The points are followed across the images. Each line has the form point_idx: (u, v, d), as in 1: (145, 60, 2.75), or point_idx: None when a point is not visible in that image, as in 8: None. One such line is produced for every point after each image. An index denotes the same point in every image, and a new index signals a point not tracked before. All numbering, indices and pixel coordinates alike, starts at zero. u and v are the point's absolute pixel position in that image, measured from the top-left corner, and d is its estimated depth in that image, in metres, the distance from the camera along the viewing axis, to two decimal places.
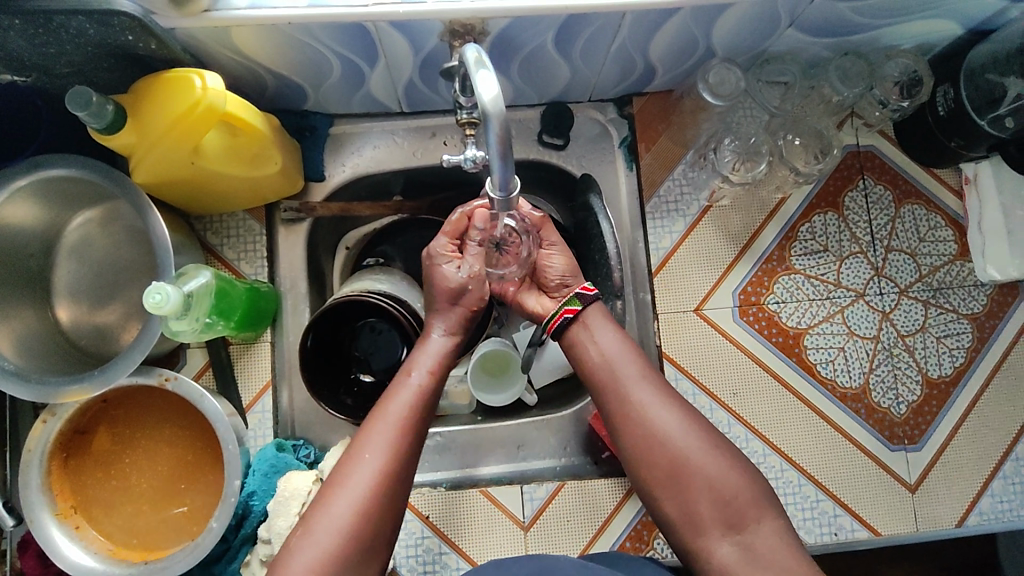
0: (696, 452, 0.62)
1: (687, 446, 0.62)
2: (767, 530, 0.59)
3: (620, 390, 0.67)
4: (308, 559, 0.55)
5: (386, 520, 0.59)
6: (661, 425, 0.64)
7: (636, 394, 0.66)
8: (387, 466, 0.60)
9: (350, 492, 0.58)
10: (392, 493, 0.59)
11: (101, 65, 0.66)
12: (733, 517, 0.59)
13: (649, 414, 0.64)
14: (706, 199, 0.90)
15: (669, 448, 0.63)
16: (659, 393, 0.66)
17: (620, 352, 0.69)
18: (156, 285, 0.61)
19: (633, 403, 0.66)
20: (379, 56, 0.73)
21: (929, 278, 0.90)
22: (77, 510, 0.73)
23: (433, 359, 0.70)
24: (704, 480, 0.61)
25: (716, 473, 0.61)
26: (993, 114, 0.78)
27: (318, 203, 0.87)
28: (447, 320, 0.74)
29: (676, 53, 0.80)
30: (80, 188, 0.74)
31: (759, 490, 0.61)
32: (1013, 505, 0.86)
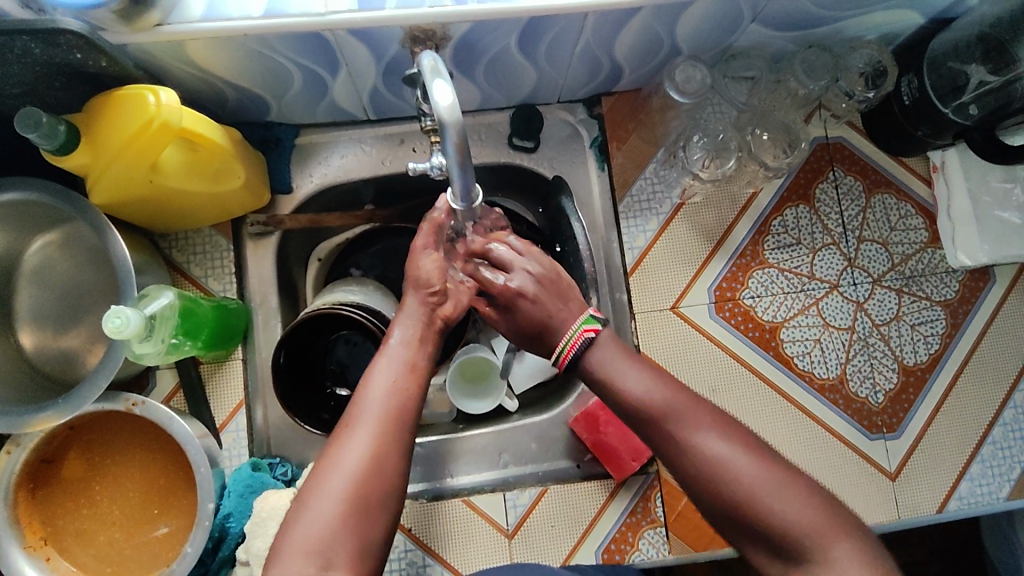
0: (762, 489, 0.54)
1: (753, 479, 0.55)
2: (841, 557, 0.53)
3: (668, 424, 0.58)
4: (305, 539, 0.54)
5: (390, 482, 0.58)
6: (719, 460, 0.56)
7: (687, 428, 0.58)
8: (379, 429, 0.59)
9: (344, 463, 0.57)
10: (390, 454, 0.59)
11: (51, 84, 0.64)
12: (804, 553, 0.54)
13: (703, 449, 0.57)
14: (679, 196, 0.90)
15: (730, 486, 0.55)
16: (715, 422, 0.58)
17: (656, 383, 0.60)
18: (116, 309, 0.59)
19: (684, 438, 0.57)
20: (340, 65, 0.72)
21: (902, 266, 0.91)
22: (48, 541, 0.71)
23: (411, 322, 0.67)
24: (771, 521, 0.54)
25: (789, 509, 0.54)
26: (957, 102, 0.79)
27: (286, 215, 0.86)
28: (410, 320, 0.67)
29: (642, 51, 0.80)
30: (37, 212, 0.72)
31: (832, 509, 0.55)
32: (992, 488, 0.87)
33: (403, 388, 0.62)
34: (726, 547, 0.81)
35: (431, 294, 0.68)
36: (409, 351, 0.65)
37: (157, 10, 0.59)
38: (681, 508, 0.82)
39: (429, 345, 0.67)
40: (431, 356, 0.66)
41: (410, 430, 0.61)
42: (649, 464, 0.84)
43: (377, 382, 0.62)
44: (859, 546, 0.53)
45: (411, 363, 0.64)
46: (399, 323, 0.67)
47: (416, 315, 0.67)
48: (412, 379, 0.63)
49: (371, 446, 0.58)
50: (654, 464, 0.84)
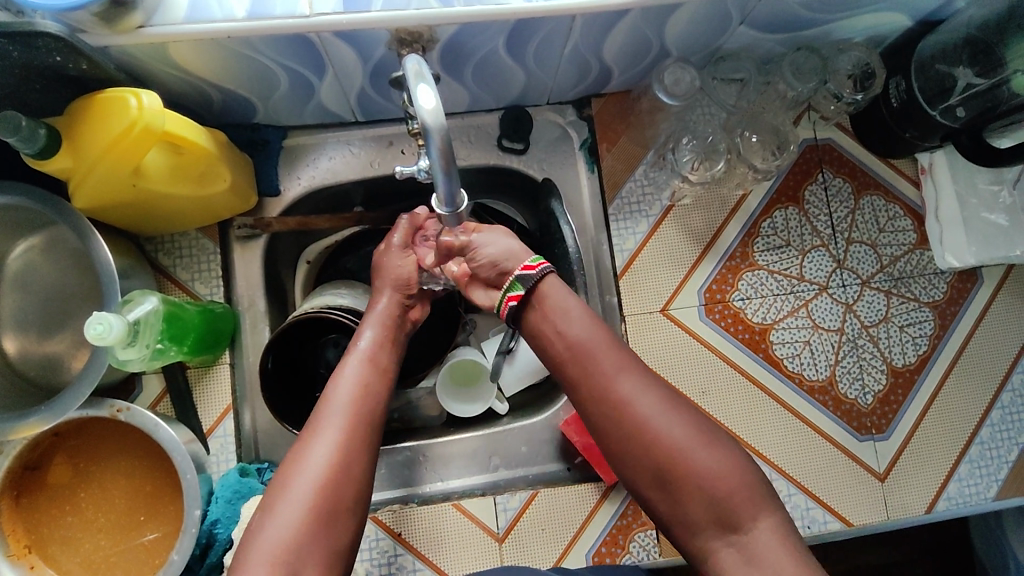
0: (684, 446, 0.58)
1: (676, 438, 0.58)
2: (765, 527, 0.55)
3: (601, 381, 0.61)
4: (275, 540, 0.54)
5: (353, 488, 0.59)
6: (648, 420, 0.59)
7: (623, 387, 0.60)
8: (345, 435, 0.61)
9: (312, 466, 0.58)
10: (355, 459, 0.60)
11: (32, 86, 0.63)
12: (729, 518, 0.56)
13: (633, 406, 0.60)
14: (668, 199, 0.90)
15: (656, 444, 0.58)
16: (643, 379, 0.61)
17: (596, 336, 0.63)
18: (98, 315, 0.58)
19: (615, 396, 0.60)
20: (327, 67, 0.71)
21: (890, 268, 0.91)
22: (32, 549, 0.70)
23: (378, 327, 0.72)
24: (697, 481, 0.57)
25: (709, 473, 0.57)
26: (945, 104, 0.79)
27: (274, 218, 0.85)
28: (373, 324, 0.73)
29: (631, 53, 0.79)
30: (18, 215, 0.71)
31: (755, 478, 0.58)
32: (980, 488, 0.87)
33: (370, 395, 0.65)
34: None
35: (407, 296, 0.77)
36: (376, 359, 0.69)
37: (138, 11, 0.58)
38: None
39: (393, 355, 0.72)
40: (393, 364, 0.71)
41: (373, 440, 0.63)
42: None
43: (345, 382, 0.65)
44: (781, 522, 0.56)
45: (378, 370, 0.69)
46: (369, 324, 0.73)
47: (387, 316, 0.74)
48: (381, 387, 0.67)
49: (338, 454, 0.59)
50: None
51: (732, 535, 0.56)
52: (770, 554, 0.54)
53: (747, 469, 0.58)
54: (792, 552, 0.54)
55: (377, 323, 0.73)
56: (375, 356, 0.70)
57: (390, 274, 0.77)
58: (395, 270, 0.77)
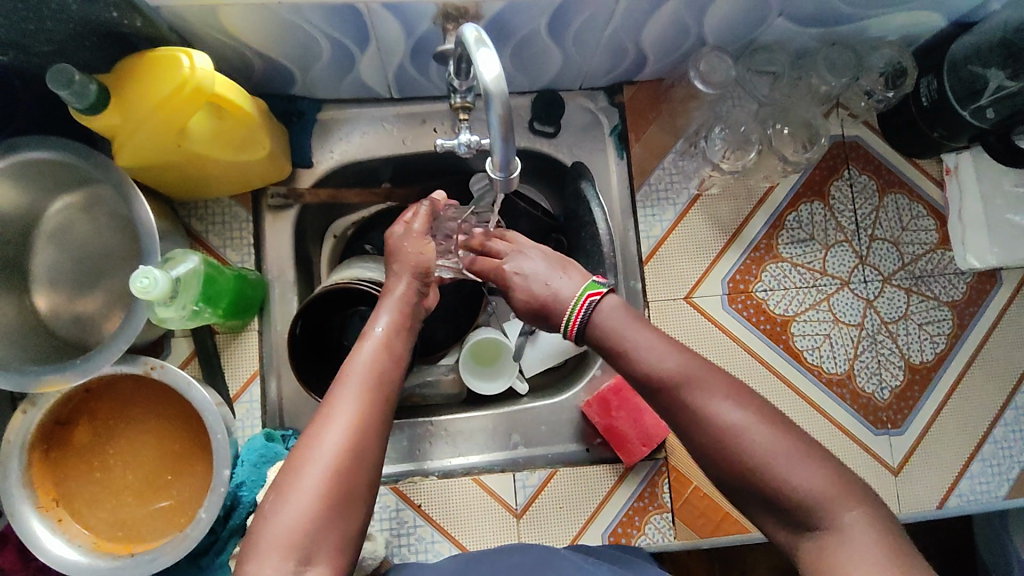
0: (770, 458, 0.52)
1: (766, 447, 0.52)
2: (857, 522, 0.50)
3: (677, 395, 0.57)
4: (286, 528, 0.52)
5: (364, 473, 0.56)
6: (733, 431, 0.53)
7: (701, 400, 0.55)
8: (359, 415, 0.58)
9: (323, 451, 0.55)
10: (367, 442, 0.57)
11: (83, 43, 0.64)
12: (819, 522, 0.51)
13: (714, 416, 0.54)
14: (696, 187, 0.91)
15: (742, 454, 0.53)
16: (730, 391, 0.55)
17: (664, 348, 0.59)
18: (144, 269, 0.59)
19: (695, 402, 0.55)
20: (370, 39, 0.72)
21: (912, 266, 0.92)
22: (60, 503, 0.71)
23: (392, 313, 0.68)
24: (788, 488, 0.51)
25: (799, 478, 0.51)
26: (975, 105, 0.80)
27: (306, 189, 0.86)
28: (387, 313, 0.69)
29: (669, 40, 0.80)
30: (61, 172, 0.72)
31: (844, 473, 0.52)
32: (992, 486, 0.88)
33: (382, 378, 0.62)
34: (731, 535, 0.83)
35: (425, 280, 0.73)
36: (392, 344, 0.66)
37: None
38: (688, 494, 0.83)
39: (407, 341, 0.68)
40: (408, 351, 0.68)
41: (384, 421, 0.60)
42: (659, 451, 0.84)
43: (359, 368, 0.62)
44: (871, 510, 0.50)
45: (393, 356, 0.65)
46: (385, 310, 0.69)
47: (402, 302, 0.70)
48: (394, 374, 0.63)
49: (350, 436, 0.56)
50: (663, 450, 0.84)
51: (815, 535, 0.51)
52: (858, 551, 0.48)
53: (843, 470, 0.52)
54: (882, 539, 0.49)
55: (393, 307, 0.69)
56: (391, 342, 0.66)
57: (403, 256, 0.73)
58: (413, 255, 0.73)
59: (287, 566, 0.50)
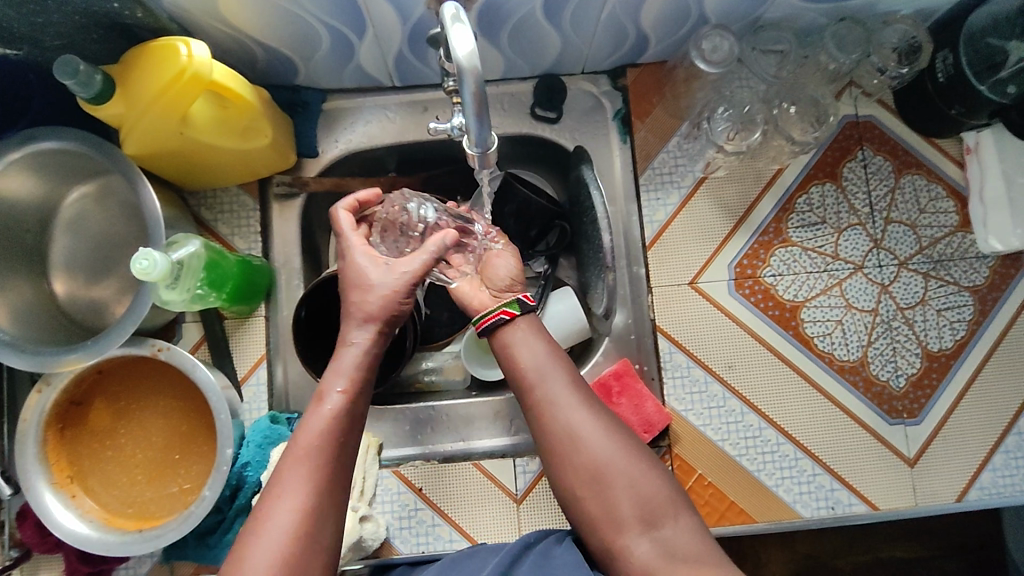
0: (610, 458, 0.62)
1: (608, 450, 0.63)
2: (683, 526, 0.60)
3: (542, 394, 0.65)
4: None
5: (314, 560, 0.55)
6: (582, 430, 0.63)
7: (563, 402, 0.65)
8: (310, 498, 0.56)
9: (268, 537, 0.53)
10: (316, 523, 0.55)
11: (90, 35, 0.66)
12: (652, 514, 0.60)
13: (570, 417, 0.64)
14: (701, 170, 0.89)
15: (585, 451, 0.63)
16: (586, 402, 0.65)
17: (551, 365, 0.67)
18: (144, 250, 0.61)
19: (557, 409, 0.65)
20: (367, 26, 0.73)
21: (930, 250, 0.89)
22: (74, 479, 0.74)
23: (346, 375, 0.62)
24: (626, 480, 0.61)
25: (634, 475, 0.62)
26: (993, 78, 0.77)
27: (311, 177, 0.88)
28: (342, 377, 0.62)
29: (669, 19, 0.79)
30: (74, 162, 0.75)
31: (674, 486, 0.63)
32: (1015, 480, 0.85)
33: (331, 453, 0.58)
34: (731, 525, 0.84)
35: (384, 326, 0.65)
36: (344, 412, 0.61)
37: None
38: (692, 483, 0.84)
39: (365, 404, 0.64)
40: (365, 412, 0.63)
41: (337, 498, 0.58)
42: (661, 439, 0.86)
43: (304, 446, 0.58)
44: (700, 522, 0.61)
45: (346, 425, 0.60)
46: (336, 370, 0.63)
47: (361, 357, 0.64)
48: (345, 445, 0.60)
49: (298, 523, 0.54)
50: (666, 440, 0.86)
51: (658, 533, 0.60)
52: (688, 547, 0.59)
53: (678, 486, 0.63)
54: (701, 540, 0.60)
55: (348, 365, 0.63)
56: (344, 411, 0.60)
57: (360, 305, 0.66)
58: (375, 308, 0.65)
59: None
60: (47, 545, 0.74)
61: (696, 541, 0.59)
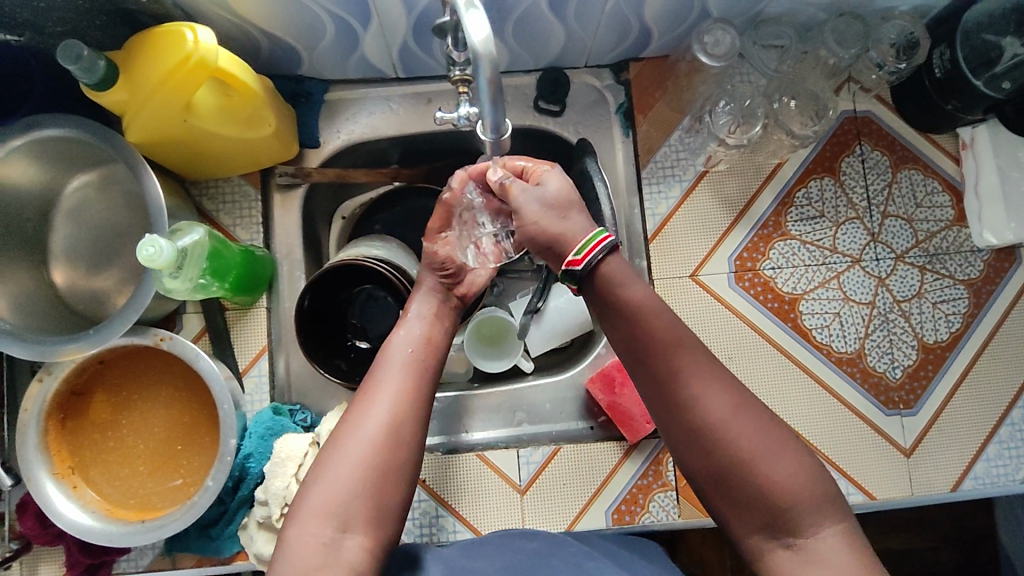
0: (753, 453, 0.56)
1: (748, 445, 0.57)
2: (829, 534, 0.55)
3: (663, 375, 0.60)
4: (323, 497, 0.55)
5: (404, 458, 0.58)
6: (715, 419, 0.58)
7: (690, 384, 0.59)
8: (401, 397, 0.60)
9: (364, 428, 0.58)
10: (406, 422, 0.59)
11: (93, 22, 0.66)
12: (786, 520, 0.55)
13: (701, 405, 0.58)
14: (703, 164, 0.90)
15: (722, 445, 0.57)
16: (721, 383, 0.59)
17: (670, 333, 0.60)
18: (150, 238, 0.61)
19: (683, 390, 0.59)
20: (372, 16, 0.73)
21: (926, 243, 0.90)
22: (75, 470, 0.73)
23: (428, 306, 0.70)
24: (761, 483, 0.56)
25: (778, 475, 0.56)
26: (988, 74, 0.78)
27: (313, 168, 0.88)
28: (422, 303, 0.70)
29: (672, 13, 0.80)
30: (76, 151, 0.74)
31: (824, 480, 0.56)
32: (1009, 469, 0.86)
33: (418, 362, 0.64)
34: None
35: (443, 272, 0.72)
36: (424, 330, 0.67)
37: None
38: None
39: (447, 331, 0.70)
40: (446, 338, 0.69)
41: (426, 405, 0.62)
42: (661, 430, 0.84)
43: (395, 355, 0.64)
44: (847, 531, 0.55)
45: (426, 340, 0.67)
46: (416, 300, 0.71)
47: (435, 293, 0.71)
48: (428, 357, 0.65)
49: (390, 416, 0.59)
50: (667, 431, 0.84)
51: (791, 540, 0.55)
52: (832, 556, 0.54)
53: (825, 481, 0.56)
54: (850, 553, 0.54)
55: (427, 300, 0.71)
56: (427, 333, 0.67)
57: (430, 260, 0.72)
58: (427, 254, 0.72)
59: (326, 533, 0.54)
60: (48, 537, 0.73)
61: (840, 553, 0.54)
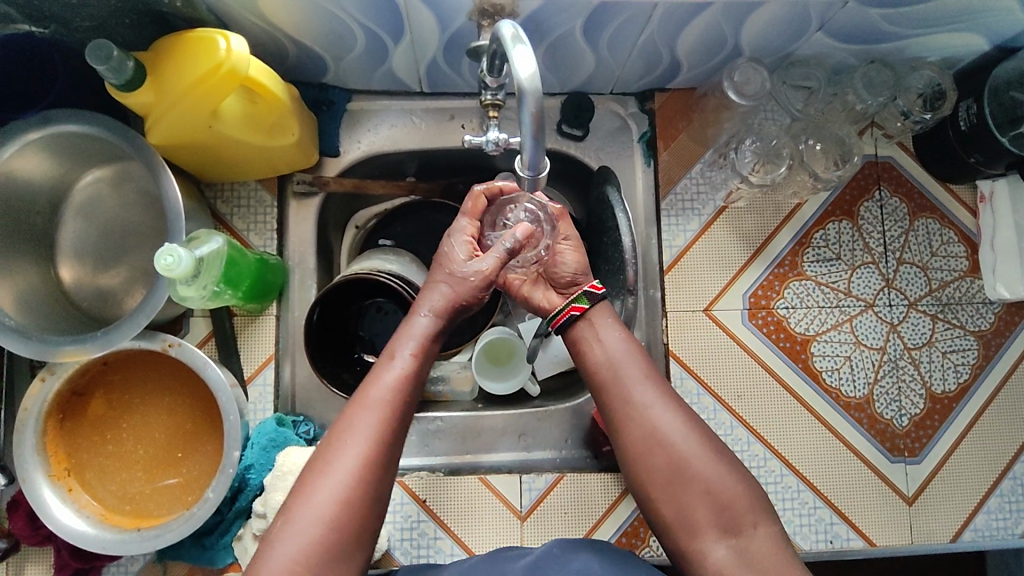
0: (694, 455, 0.61)
1: (688, 448, 0.61)
2: (763, 534, 0.58)
3: (618, 389, 0.66)
4: (287, 553, 0.52)
5: (371, 516, 0.56)
6: (665, 429, 0.62)
7: (642, 396, 0.64)
8: (370, 449, 0.57)
9: (333, 479, 0.55)
10: (378, 475, 0.57)
11: (123, 20, 0.65)
12: (729, 521, 0.58)
13: (649, 415, 0.63)
14: (722, 199, 0.90)
15: (667, 449, 0.62)
16: (668, 400, 0.64)
17: (628, 354, 0.67)
18: (168, 247, 0.60)
19: (635, 403, 0.64)
20: (405, 32, 0.72)
21: (939, 292, 0.90)
22: (71, 472, 0.72)
23: (417, 342, 0.64)
24: (702, 484, 0.60)
25: (713, 479, 0.60)
26: (1014, 131, 0.78)
27: (331, 178, 0.87)
28: (408, 346, 0.63)
29: (704, 49, 0.80)
30: (94, 147, 0.73)
31: (757, 492, 0.60)
32: (1008, 524, 0.86)
33: (395, 413, 0.59)
34: None
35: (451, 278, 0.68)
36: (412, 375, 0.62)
37: None
38: None
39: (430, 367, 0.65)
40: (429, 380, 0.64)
41: (396, 452, 0.59)
42: None
43: (372, 399, 0.59)
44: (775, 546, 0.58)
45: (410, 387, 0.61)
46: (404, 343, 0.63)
47: (425, 331, 0.65)
48: (409, 403, 0.61)
49: (358, 471, 0.56)
50: None
51: (733, 539, 0.58)
52: (767, 558, 0.56)
53: (754, 490, 0.60)
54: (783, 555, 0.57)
55: (413, 336, 0.64)
56: (413, 374, 0.61)
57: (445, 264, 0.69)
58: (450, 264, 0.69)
59: None
60: (38, 537, 0.72)
61: (774, 555, 0.56)
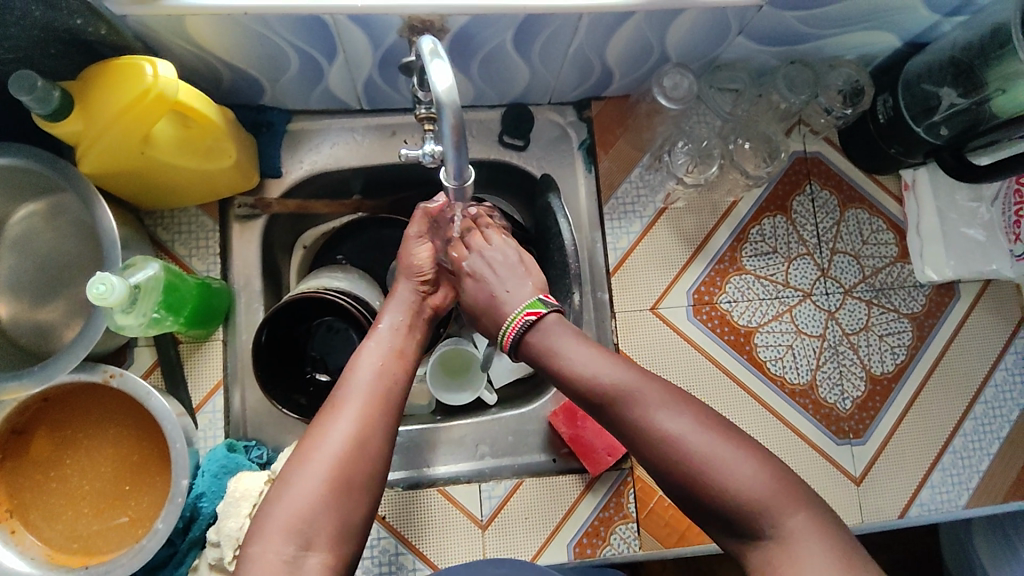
0: (707, 455, 0.54)
1: (697, 445, 0.55)
2: (800, 520, 0.52)
3: (609, 397, 0.59)
4: (289, 509, 0.53)
5: (369, 477, 0.57)
6: (667, 433, 0.56)
7: (635, 403, 0.58)
8: (365, 413, 0.60)
9: (329, 443, 0.57)
10: (376, 438, 0.59)
11: (47, 51, 0.64)
12: (762, 518, 0.53)
13: (648, 419, 0.57)
14: (661, 201, 0.93)
15: (676, 456, 0.55)
16: (668, 399, 0.58)
17: (602, 359, 0.62)
18: (101, 275, 0.60)
19: (633, 412, 0.58)
20: (338, 51, 0.73)
21: (872, 278, 0.94)
22: (13, 513, 0.70)
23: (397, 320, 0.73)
24: (725, 486, 0.53)
25: (738, 475, 0.53)
26: (928, 121, 0.82)
27: (273, 199, 0.86)
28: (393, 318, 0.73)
29: (633, 55, 0.82)
30: (24, 179, 0.72)
31: (788, 476, 0.54)
32: (952, 497, 0.89)
33: (386, 379, 0.64)
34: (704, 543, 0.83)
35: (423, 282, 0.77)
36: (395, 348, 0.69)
37: None
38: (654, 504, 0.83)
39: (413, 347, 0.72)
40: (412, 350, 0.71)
41: (392, 420, 0.62)
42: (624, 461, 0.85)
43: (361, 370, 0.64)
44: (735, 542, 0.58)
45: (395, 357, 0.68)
46: (388, 314, 0.74)
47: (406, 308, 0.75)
48: (398, 369, 0.66)
49: (358, 428, 0.59)
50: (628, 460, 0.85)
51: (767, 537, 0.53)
52: (807, 543, 0.51)
53: (784, 473, 0.54)
54: (824, 539, 0.51)
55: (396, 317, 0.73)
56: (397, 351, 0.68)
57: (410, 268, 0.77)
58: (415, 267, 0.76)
59: (288, 550, 0.52)
60: None
61: (813, 536, 0.51)
